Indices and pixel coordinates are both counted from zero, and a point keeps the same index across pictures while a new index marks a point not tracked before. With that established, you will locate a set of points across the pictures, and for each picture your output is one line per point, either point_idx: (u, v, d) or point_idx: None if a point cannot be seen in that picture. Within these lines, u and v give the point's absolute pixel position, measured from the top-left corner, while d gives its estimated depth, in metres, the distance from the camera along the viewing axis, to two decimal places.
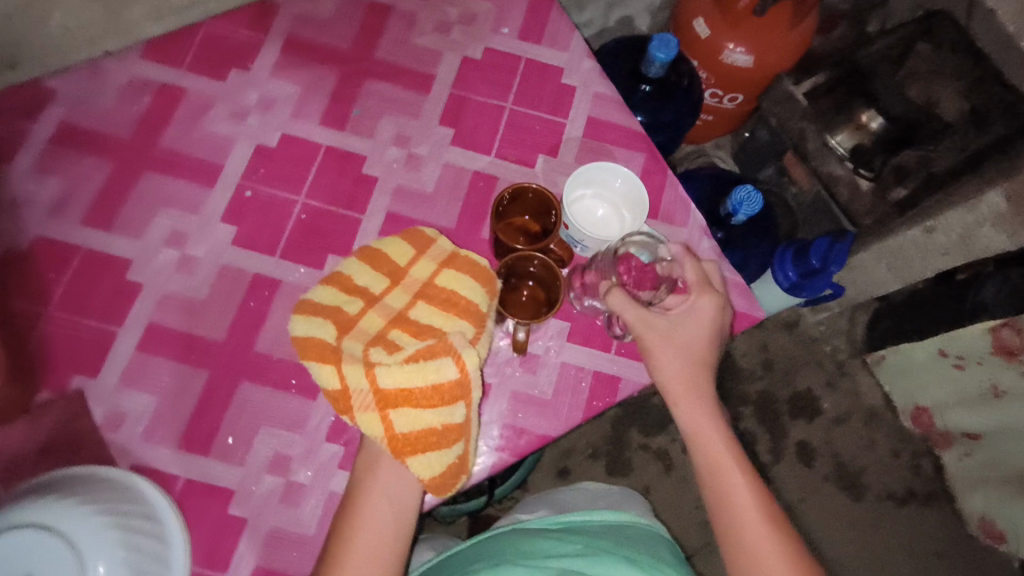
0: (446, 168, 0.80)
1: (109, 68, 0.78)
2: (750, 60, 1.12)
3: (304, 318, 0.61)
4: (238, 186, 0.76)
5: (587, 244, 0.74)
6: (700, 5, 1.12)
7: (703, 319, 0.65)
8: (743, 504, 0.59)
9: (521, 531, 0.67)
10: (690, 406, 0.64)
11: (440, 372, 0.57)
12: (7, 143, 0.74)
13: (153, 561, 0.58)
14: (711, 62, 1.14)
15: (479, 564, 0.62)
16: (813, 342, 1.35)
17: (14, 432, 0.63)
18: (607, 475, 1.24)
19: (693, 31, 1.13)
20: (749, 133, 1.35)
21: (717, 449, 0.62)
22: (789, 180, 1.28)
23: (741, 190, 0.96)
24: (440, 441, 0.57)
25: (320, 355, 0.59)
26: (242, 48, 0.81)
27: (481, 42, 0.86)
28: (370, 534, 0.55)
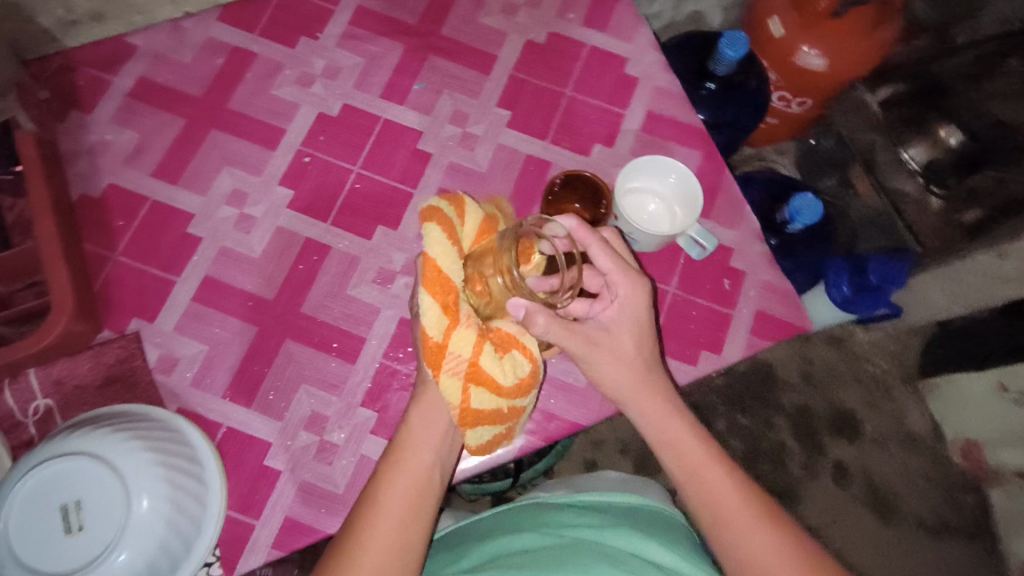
0: (501, 149, 0.80)
1: (187, 28, 0.81)
2: (825, 64, 1.08)
3: (438, 232, 0.56)
4: (298, 151, 0.78)
5: (637, 237, 0.71)
6: (778, 5, 1.09)
7: (630, 322, 0.60)
8: (724, 494, 0.57)
9: (542, 505, 0.68)
10: (645, 411, 0.60)
11: (522, 364, 0.58)
12: (88, 92, 0.78)
13: (192, 501, 0.60)
14: (782, 63, 1.10)
15: (501, 533, 0.63)
16: (858, 359, 1.31)
17: (77, 364, 0.67)
18: (634, 471, 1.23)
19: (767, 30, 1.10)
20: (815, 142, 1.30)
21: (682, 441, 0.59)
22: (853, 193, 1.24)
23: (800, 198, 0.93)
24: (498, 420, 0.60)
25: (437, 286, 0.55)
26: (313, 17, 0.83)
27: (546, 26, 0.86)
28: (409, 487, 0.55)
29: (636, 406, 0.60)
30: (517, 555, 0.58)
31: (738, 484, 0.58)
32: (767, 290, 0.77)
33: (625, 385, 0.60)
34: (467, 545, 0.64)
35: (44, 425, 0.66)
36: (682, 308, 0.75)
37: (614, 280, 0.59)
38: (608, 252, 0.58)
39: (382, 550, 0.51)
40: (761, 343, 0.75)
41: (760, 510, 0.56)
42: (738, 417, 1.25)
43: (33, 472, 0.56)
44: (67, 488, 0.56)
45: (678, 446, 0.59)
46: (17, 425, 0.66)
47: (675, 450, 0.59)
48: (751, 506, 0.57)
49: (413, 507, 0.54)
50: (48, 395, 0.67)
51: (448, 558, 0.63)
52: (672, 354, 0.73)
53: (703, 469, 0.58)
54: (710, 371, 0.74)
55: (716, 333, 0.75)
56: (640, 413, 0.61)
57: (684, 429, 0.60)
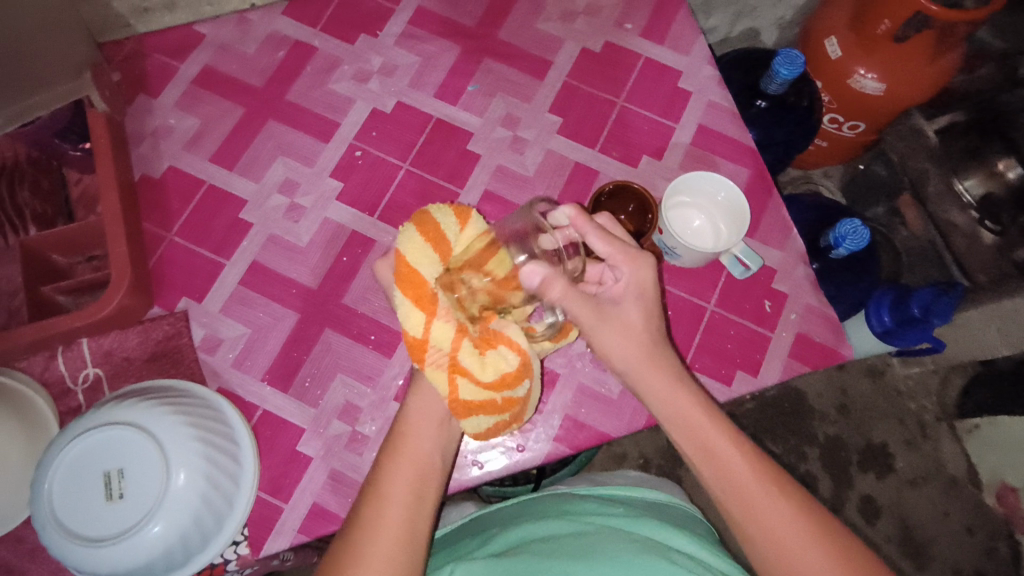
0: (549, 155, 0.80)
1: (254, 21, 0.84)
2: (882, 88, 1.07)
3: (417, 238, 0.57)
4: (350, 145, 0.80)
5: (679, 251, 0.71)
6: (837, 24, 1.08)
7: (638, 295, 0.57)
8: (746, 482, 0.54)
9: (563, 496, 0.68)
10: (652, 387, 0.57)
11: (507, 359, 0.58)
12: (156, 78, 0.81)
13: (224, 477, 0.62)
14: (837, 86, 1.10)
15: (521, 521, 0.63)
16: (898, 395, 1.27)
17: (127, 337, 0.70)
18: None
19: (824, 50, 1.10)
20: (863, 167, 1.31)
21: (698, 423, 0.56)
22: (900, 222, 1.23)
23: (848, 223, 0.91)
24: (493, 411, 0.59)
25: (409, 285, 0.56)
26: (374, 15, 0.85)
27: (603, 35, 0.86)
28: (409, 475, 0.55)
29: (644, 382, 0.58)
30: (544, 541, 0.57)
31: (761, 469, 0.55)
32: (809, 315, 0.75)
33: (635, 360, 0.58)
34: (491, 533, 0.64)
35: (92, 393, 0.69)
36: (720, 326, 0.74)
37: (617, 261, 0.57)
38: (604, 235, 0.56)
39: (391, 540, 0.51)
40: (799, 369, 0.73)
41: (786, 497, 0.53)
42: (765, 441, 1.23)
43: (78, 438, 0.58)
44: (110, 455, 0.58)
45: (691, 424, 0.56)
46: (67, 392, 0.69)
47: (695, 436, 0.56)
48: (775, 493, 0.53)
49: (416, 496, 0.54)
50: (98, 365, 0.69)
51: (473, 544, 0.63)
52: (706, 372, 0.72)
53: (723, 455, 0.55)
54: (744, 392, 0.73)
55: (754, 354, 0.73)
56: (648, 391, 0.58)
57: (701, 413, 0.56)
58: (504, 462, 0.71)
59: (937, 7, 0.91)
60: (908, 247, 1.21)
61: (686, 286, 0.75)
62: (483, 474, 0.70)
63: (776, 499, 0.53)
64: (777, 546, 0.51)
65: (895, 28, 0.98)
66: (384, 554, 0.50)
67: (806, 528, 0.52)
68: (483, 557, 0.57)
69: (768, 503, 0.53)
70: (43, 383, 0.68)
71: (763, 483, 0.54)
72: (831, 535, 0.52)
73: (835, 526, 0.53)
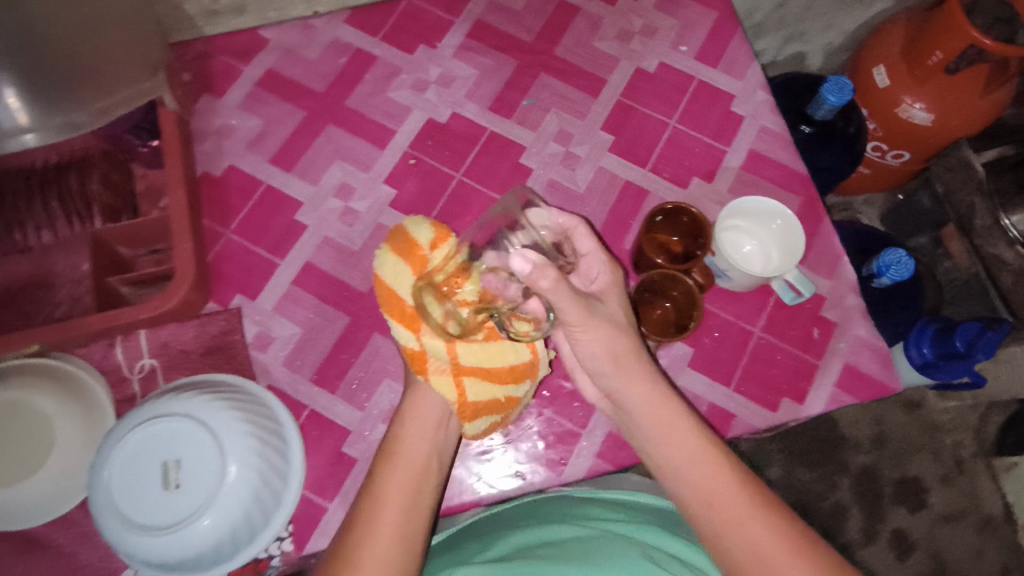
0: (601, 172, 0.81)
1: (318, 27, 0.87)
2: (930, 119, 1.06)
3: (392, 260, 0.60)
4: (405, 153, 0.81)
5: (731, 274, 0.71)
6: (887, 54, 1.08)
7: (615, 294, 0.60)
8: (732, 502, 0.53)
9: (566, 497, 0.67)
10: (634, 390, 0.58)
11: (515, 352, 0.60)
12: (222, 79, 0.84)
13: (275, 475, 0.63)
14: (885, 114, 1.09)
15: (527, 523, 0.62)
16: (935, 429, 1.25)
17: (184, 330, 0.72)
18: None
19: (872, 79, 1.10)
20: (904, 197, 1.31)
21: (685, 437, 0.56)
22: (943, 253, 1.22)
23: (892, 252, 0.89)
24: (497, 407, 0.62)
25: (395, 307, 0.59)
26: (434, 26, 0.87)
27: (658, 55, 0.86)
28: (407, 479, 0.57)
29: (626, 385, 0.58)
30: (554, 546, 0.56)
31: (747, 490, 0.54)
32: (858, 345, 0.74)
33: (621, 365, 0.57)
34: (495, 535, 0.61)
35: (147, 383, 0.71)
36: (767, 352, 0.74)
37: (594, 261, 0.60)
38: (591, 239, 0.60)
39: (388, 543, 0.53)
40: (847, 400, 0.72)
41: (771, 517, 0.53)
42: (795, 469, 1.21)
43: (140, 427, 0.59)
44: (165, 448, 0.59)
45: (673, 429, 0.57)
46: (123, 380, 0.70)
47: (678, 451, 0.56)
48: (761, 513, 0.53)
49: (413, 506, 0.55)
50: (153, 356, 0.71)
51: (476, 547, 0.60)
52: (751, 398, 0.72)
53: (709, 471, 0.55)
54: (790, 420, 0.72)
55: (800, 382, 0.73)
56: (635, 399, 0.58)
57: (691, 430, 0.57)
58: (546, 476, 0.71)
59: (990, 40, 0.92)
60: (949, 280, 1.21)
61: (734, 310, 0.75)
62: (525, 484, 0.71)
63: (760, 521, 0.52)
64: (760, 554, 0.51)
65: (947, 60, 0.98)
66: (385, 553, 0.52)
67: (784, 536, 0.52)
68: (488, 561, 0.56)
69: (752, 524, 0.52)
70: (101, 370, 0.70)
71: (749, 503, 0.53)
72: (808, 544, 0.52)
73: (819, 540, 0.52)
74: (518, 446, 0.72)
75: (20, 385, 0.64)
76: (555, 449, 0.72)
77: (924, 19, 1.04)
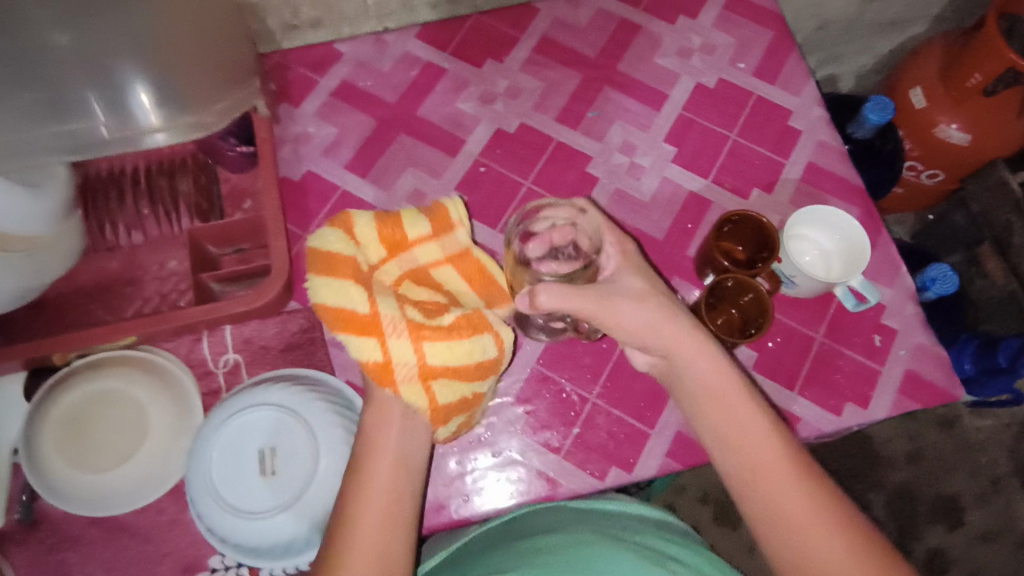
0: (664, 182, 0.84)
1: (389, 41, 0.90)
2: (968, 138, 1.08)
3: (326, 284, 0.58)
4: (475, 161, 0.84)
5: (796, 280, 0.73)
6: (924, 76, 1.11)
7: (629, 267, 0.64)
8: (778, 479, 0.54)
9: (561, 510, 0.67)
10: (696, 358, 0.59)
11: (483, 349, 0.61)
12: (300, 89, 0.87)
13: None
14: (921, 135, 1.12)
15: (523, 537, 0.62)
16: (971, 448, 1.25)
17: (267, 327, 0.75)
18: (713, 521, 1.24)
19: (908, 100, 1.12)
20: (934, 216, 1.33)
21: (741, 413, 0.57)
22: (978, 272, 1.22)
23: (938, 266, 0.81)
24: (464, 407, 0.62)
25: (346, 322, 0.57)
26: (501, 42, 0.90)
27: (717, 72, 0.89)
28: (384, 490, 0.55)
29: (688, 354, 0.60)
30: (553, 552, 0.56)
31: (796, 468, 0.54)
32: (919, 353, 0.76)
33: (678, 337, 0.60)
34: (494, 547, 0.62)
35: (231, 377, 0.73)
36: (830, 358, 0.76)
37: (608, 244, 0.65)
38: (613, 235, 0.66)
39: (366, 556, 0.51)
40: (910, 406, 0.74)
41: (816, 496, 0.53)
42: None
43: (243, 413, 0.64)
44: (258, 438, 0.63)
45: (731, 399, 0.58)
46: (208, 373, 0.73)
47: (730, 426, 0.57)
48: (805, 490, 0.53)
49: (391, 518, 0.54)
50: (238, 351, 0.74)
51: (475, 560, 0.60)
52: (816, 403, 0.74)
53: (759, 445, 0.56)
54: (853, 424, 0.74)
55: (864, 388, 0.75)
56: (691, 366, 0.59)
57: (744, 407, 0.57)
58: (615, 474, 0.73)
59: None
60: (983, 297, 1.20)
61: (797, 316, 0.77)
62: (595, 482, 0.72)
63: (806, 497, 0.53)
64: (803, 529, 0.52)
65: (986, 81, 1.01)
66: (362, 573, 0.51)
67: (826, 514, 0.52)
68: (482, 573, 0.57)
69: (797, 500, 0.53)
70: (187, 364, 0.73)
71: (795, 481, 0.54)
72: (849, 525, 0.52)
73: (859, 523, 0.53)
74: (588, 445, 0.74)
75: (124, 379, 0.68)
76: (624, 448, 0.74)
77: (961, 43, 1.07)
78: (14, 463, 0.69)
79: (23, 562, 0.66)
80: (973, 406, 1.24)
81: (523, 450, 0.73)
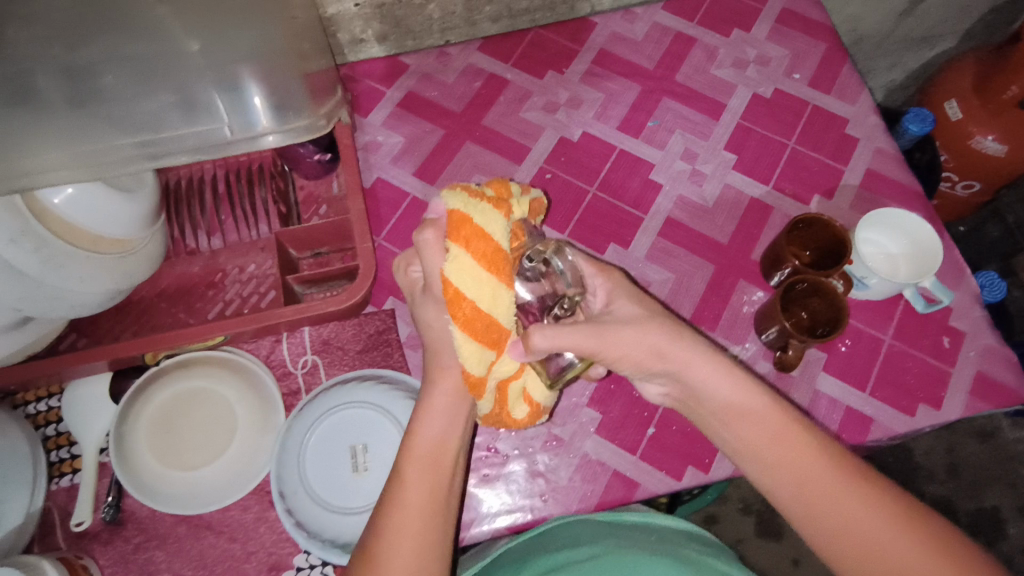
0: (726, 188, 0.86)
1: (452, 54, 0.93)
2: (1004, 150, 1.06)
3: (472, 264, 0.49)
4: (540, 168, 0.86)
5: (870, 281, 0.74)
6: (958, 88, 1.09)
7: (623, 294, 0.57)
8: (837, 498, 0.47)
9: (591, 522, 0.63)
10: (698, 368, 0.53)
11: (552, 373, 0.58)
12: (367, 100, 0.90)
13: None
14: (957, 147, 1.10)
15: (556, 549, 0.59)
16: (1011, 459, 1.24)
17: (344, 329, 0.76)
18: (755, 534, 1.21)
19: (943, 112, 1.10)
20: (966, 228, 1.28)
21: (787, 448, 0.50)
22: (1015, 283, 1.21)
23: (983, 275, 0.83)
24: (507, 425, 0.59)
25: (478, 325, 0.50)
26: (561, 54, 0.93)
27: (773, 83, 0.91)
28: (425, 474, 0.51)
29: (691, 365, 0.53)
30: (590, 564, 0.54)
31: (852, 479, 0.48)
32: (988, 354, 0.77)
33: (689, 354, 0.53)
34: (528, 559, 0.60)
35: (309, 378, 0.74)
36: (899, 359, 0.77)
37: (593, 278, 0.58)
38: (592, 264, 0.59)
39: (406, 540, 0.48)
40: (981, 407, 0.75)
41: (889, 509, 0.47)
42: None
43: (329, 412, 0.66)
44: (341, 438, 0.66)
45: (741, 407, 0.52)
46: (288, 374, 0.74)
47: (764, 444, 0.50)
48: (869, 499, 0.47)
49: (433, 505, 0.50)
50: (316, 353, 0.75)
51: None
52: (889, 403, 0.74)
53: (795, 455, 0.49)
54: (926, 425, 0.74)
55: (936, 389, 0.75)
56: (697, 377, 0.53)
57: (776, 420, 0.51)
58: (691, 474, 0.73)
59: None
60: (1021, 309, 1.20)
61: (866, 318, 0.78)
62: (671, 482, 0.73)
63: (873, 513, 0.47)
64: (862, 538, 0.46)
65: None
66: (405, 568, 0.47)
67: (884, 516, 0.47)
68: None
69: (860, 518, 0.47)
70: (268, 364, 0.74)
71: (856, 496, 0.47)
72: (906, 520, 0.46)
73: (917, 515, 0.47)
74: (662, 445, 0.74)
75: (215, 379, 0.71)
76: (698, 448, 0.74)
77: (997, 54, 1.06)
78: (100, 462, 0.70)
79: (109, 561, 0.66)
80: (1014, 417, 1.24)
81: (597, 449, 0.74)
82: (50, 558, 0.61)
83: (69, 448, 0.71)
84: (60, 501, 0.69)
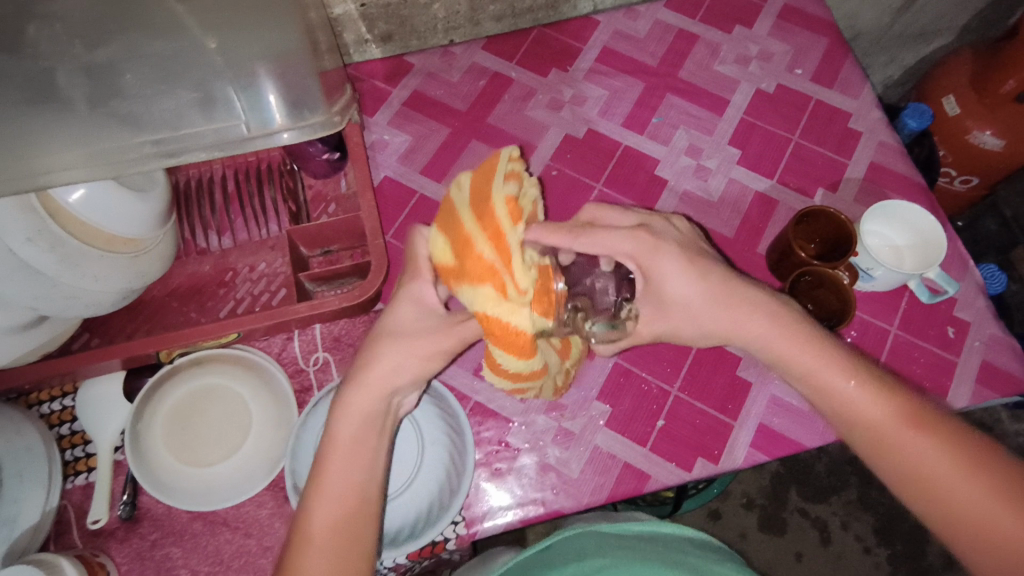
0: (730, 183, 0.87)
1: (457, 53, 0.94)
2: (1002, 145, 1.07)
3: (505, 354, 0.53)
4: (547, 165, 0.87)
5: (875, 273, 0.75)
6: (954, 84, 1.09)
7: (669, 267, 0.57)
8: (959, 492, 0.48)
9: (595, 534, 0.58)
10: (749, 326, 0.57)
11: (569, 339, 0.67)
12: (373, 99, 0.91)
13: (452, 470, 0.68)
14: (954, 142, 1.11)
15: (565, 563, 0.54)
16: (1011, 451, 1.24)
17: (355, 326, 0.76)
18: (758, 529, 1.21)
19: (940, 108, 1.11)
20: (963, 224, 1.28)
21: (846, 394, 0.53)
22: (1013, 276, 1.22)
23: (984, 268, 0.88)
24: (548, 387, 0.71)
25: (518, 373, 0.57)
26: (564, 52, 0.94)
27: (775, 79, 0.92)
28: (332, 509, 0.50)
29: (743, 325, 0.57)
30: None
31: (976, 471, 0.48)
32: (993, 343, 0.78)
33: (753, 324, 0.57)
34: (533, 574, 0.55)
35: (321, 375, 0.75)
36: (906, 349, 0.78)
37: (631, 257, 0.58)
38: (631, 242, 0.57)
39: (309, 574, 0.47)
40: (988, 396, 0.75)
41: (951, 445, 0.49)
42: (870, 491, 1.22)
43: None
44: None
45: (801, 359, 0.55)
46: (300, 371, 0.75)
47: (874, 441, 0.52)
48: (932, 437, 0.50)
49: (340, 543, 0.49)
50: (327, 349, 0.76)
51: None
52: None
53: (909, 449, 0.50)
54: None
55: (943, 378, 0.76)
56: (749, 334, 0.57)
57: (883, 412, 0.52)
58: (701, 465, 0.74)
59: None
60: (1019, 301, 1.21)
61: (871, 309, 0.80)
62: (683, 473, 0.73)
63: (995, 500, 0.46)
64: (923, 471, 0.49)
65: (1020, 88, 1.00)
66: None
67: (943, 450, 0.49)
68: None
69: (977, 501, 0.47)
70: (280, 362, 0.75)
71: (982, 489, 0.47)
72: (966, 455, 0.48)
73: (979, 450, 0.49)
74: (673, 437, 0.75)
75: (230, 376, 0.72)
76: (708, 440, 0.75)
77: (992, 50, 1.06)
78: (115, 460, 0.70)
79: (125, 558, 0.67)
80: (1013, 409, 1.25)
81: (608, 442, 0.75)
82: (67, 555, 0.62)
83: (83, 447, 0.71)
84: (75, 499, 0.69)
